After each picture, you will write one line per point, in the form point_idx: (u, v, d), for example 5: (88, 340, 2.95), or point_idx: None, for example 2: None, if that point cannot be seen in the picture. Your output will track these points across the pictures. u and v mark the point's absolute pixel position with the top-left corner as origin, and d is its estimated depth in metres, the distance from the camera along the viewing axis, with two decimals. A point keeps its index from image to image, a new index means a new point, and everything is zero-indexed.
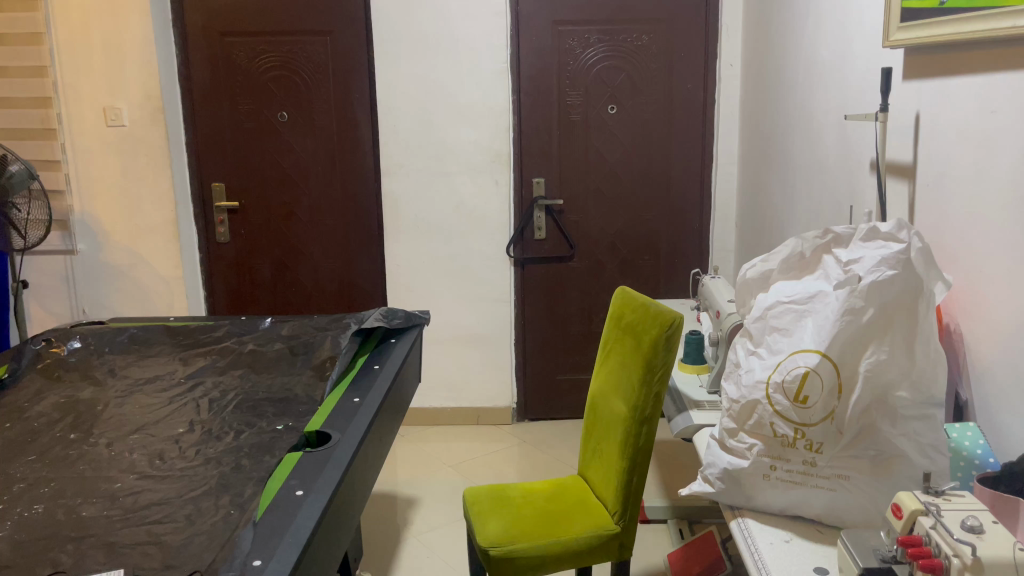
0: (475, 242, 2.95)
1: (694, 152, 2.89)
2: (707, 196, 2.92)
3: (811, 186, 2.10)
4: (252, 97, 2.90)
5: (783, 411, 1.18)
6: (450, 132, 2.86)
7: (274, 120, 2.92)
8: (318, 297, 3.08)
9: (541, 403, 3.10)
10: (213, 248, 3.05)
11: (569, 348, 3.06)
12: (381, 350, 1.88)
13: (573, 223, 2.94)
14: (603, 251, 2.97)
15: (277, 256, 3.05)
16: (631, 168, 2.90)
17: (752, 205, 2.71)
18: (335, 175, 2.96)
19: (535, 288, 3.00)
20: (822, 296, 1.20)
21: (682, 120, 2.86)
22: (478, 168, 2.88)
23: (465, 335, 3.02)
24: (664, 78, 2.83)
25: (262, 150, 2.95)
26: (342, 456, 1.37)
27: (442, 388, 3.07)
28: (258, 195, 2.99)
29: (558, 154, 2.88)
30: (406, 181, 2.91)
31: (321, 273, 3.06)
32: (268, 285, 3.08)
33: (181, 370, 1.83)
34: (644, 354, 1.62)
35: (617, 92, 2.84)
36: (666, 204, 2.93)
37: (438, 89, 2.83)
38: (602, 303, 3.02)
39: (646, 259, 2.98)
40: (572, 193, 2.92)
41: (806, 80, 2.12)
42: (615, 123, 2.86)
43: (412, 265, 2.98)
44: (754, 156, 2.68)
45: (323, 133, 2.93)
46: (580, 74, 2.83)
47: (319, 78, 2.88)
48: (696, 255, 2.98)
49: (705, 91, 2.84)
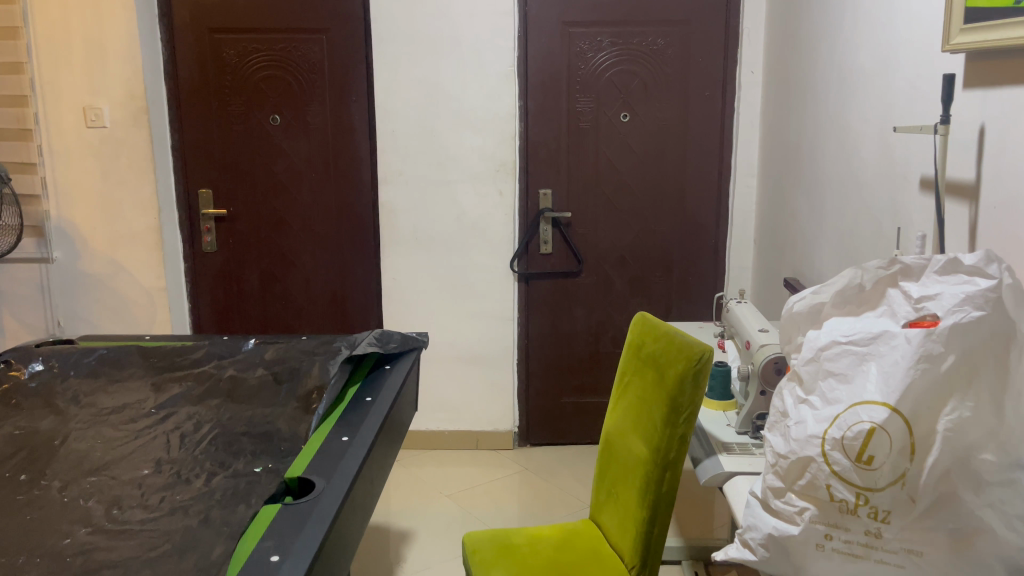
0: (477, 256, 2.77)
1: (711, 163, 2.72)
2: (724, 210, 2.75)
3: (847, 203, 1.92)
4: (243, 99, 2.73)
5: (844, 472, 1.01)
6: (452, 138, 2.69)
7: (266, 124, 2.75)
8: (310, 311, 2.91)
9: (544, 427, 2.92)
10: (199, 258, 2.87)
11: (575, 369, 2.88)
12: (374, 378, 1.71)
13: (581, 236, 2.77)
14: (613, 268, 2.80)
15: (268, 267, 2.87)
16: (644, 180, 2.73)
17: (773, 221, 2.54)
18: (329, 182, 2.79)
19: (540, 305, 2.83)
20: (887, 336, 1.03)
21: (699, 129, 2.69)
22: (481, 176, 2.71)
23: (465, 354, 2.84)
24: (680, 85, 2.66)
25: (253, 155, 2.78)
26: (327, 510, 1.20)
27: (439, 409, 2.89)
28: (248, 202, 2.82)
29: (567, 163, 2.72)
30: (405, 190, 2.74)
31: (313, 285, 2.88)
32: (257, 299, 2.90)
33: (153, 399, 1.65)
34: (669, 391, 1.46)
35: (631, 99, 2.67)
36: (680, 218, 2.76)
37: (440, 93, 2.66)
38: (611, 322, 2.84)
39: (659, 276, 2.80)
40: (581, 205, 2.75)
41: (841, 88, 1.96)
42: (628, 131, 2.70)
43: (409, 279, 2.81)
44: (777, 169, 2.51)
45: (317, 138, 2.76)
46: (590, 79, 2.66)
47: (314, 79, 2.71)
48: (712, 273, 2.80)
49: (723, 100, 2.67)
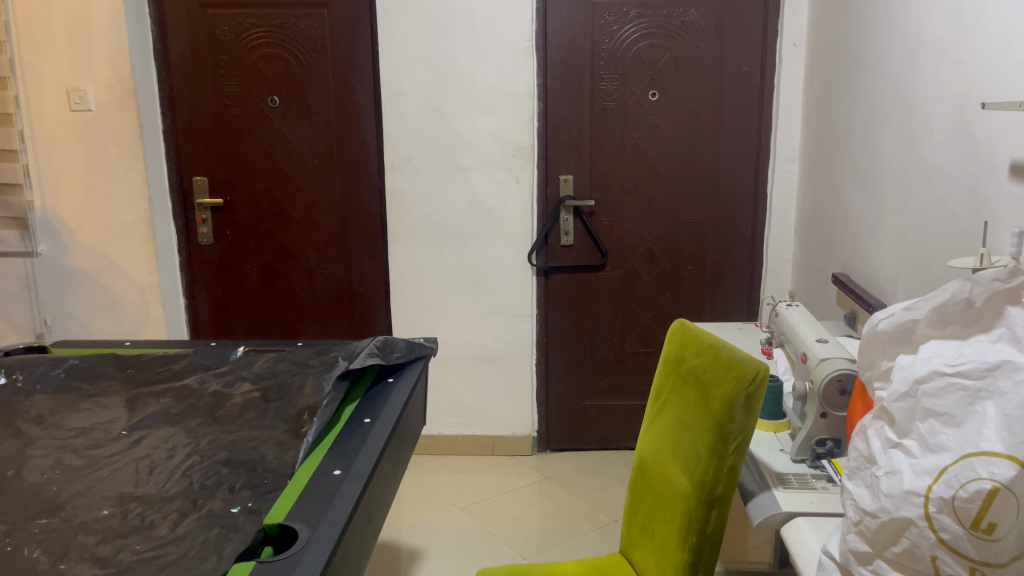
0: (492, 248, 2.56)
1: (748, 147, 2.49)
2: (762, 197, 2.52)
3: (913, 191, 1.69)
4: (239, 79, 2.53)
5: (954, 542, 0.80)
6: (464, 120, 2.48)
7: (264, 106, 2.55)
8: (314, 308, 2.71)
9: (565, 431, 2.72)
10: (195, 252, 2.68)
11: (598, 370, 2.66)
12: (375, 395, 1.51)
13: (605, 227, 2.55)
14: (640, 261, 2.58)
15: (268, 261, 2.68)
16: (674, 165, 2.50)
17: (818, 210, 2.31)
18: (333, 170, 2.59)
19: (560, 301, 2.62)
20: (1008, 368, 0.81)
21: (735, 108, 2.46)
22: (497, 162, 2.49)
23: (480, 354, 2.64)
24: (714, 60, 2.43)
25: (251, 140, 2.58)
26: (309, 570, 1.00)
27: (453, 413, 2.70)
28: (246, 191, 2.62)
29: (590, 147, 2.49)
30: (414, 177, 2.53)
31: (317, 280, 2.69)
32: (257, 295, 2.71)
33: (125, 419, 1.46)
34: (714, 416, 1.25)
35: (660, 76, 2.44)
36: (714, 207, 2.53)
37: (451, 71, 2.44)
38: (637, 319, 2.62)
39: (689, 269, 2.58)
40: (605, 193, 2.53)
41: (906, 61, 1.72)
42: (658, 111, 2.47)
43: (419, 274, 2.60)
44: (822, 153, 2.28)
45: (319, 121, 2.55)
46: (616, 54, 2.43)
47: (315, 57, 2.51)
48: (748, 265, 2.57)
49: (761, 76, 2.43)
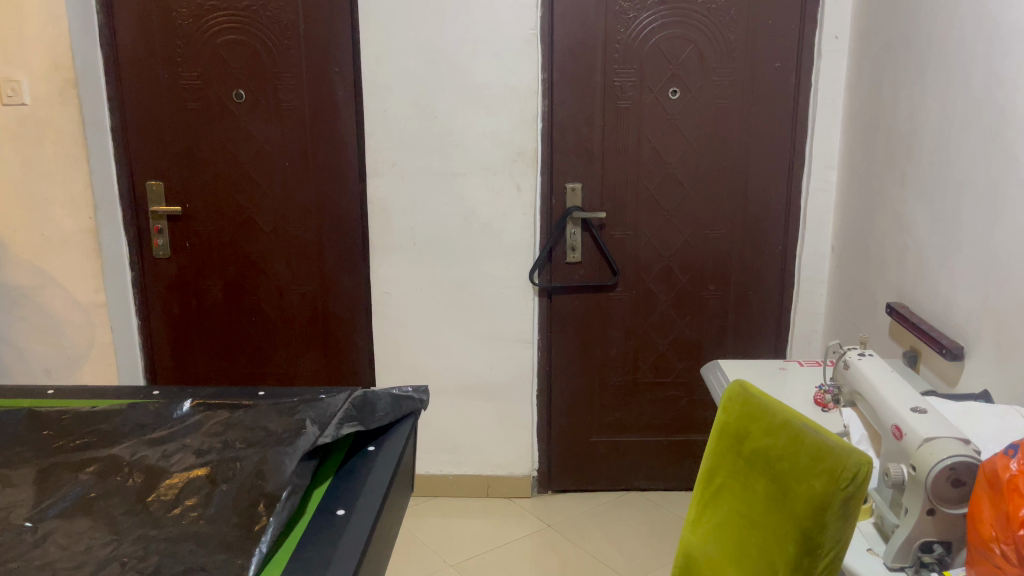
0: (489, 266, 2.26)
1: (779, 153, 2.19)
2: (794, 210, 2.22)
3: (1007, 213, 1.40)
4: (200, 70, 2.21)
5: None
6: (458, 120, 2.16)
7: (228, 101, 2.23)
8: (285, 330, 2.40)
9: (569, 471, 2.42)
10: (149, 266, 2.36)
11: (608, 403, 2.36)
12: (352, 474, 1.20)
13: (617, 242, 2.25)
14: (656, 280, 2.28)
15: (234, 277, 2.36)
16: (696, 172, 2.20)
17: (864, 227, 2.01)
18: (307, 174, 2.27)
19: (565, 325, 2.31)
20: None
21: (767, 109, 2.16)
22: (495, 167, 2.18)
23: (474, 384, 2.34)
24: (743, 53, 2.13)
25: (213, 140, 2.26)
26: None
27: (443, 450, 2.39)
28: (208, 198, 2.30)
29: (601, 151, 2.19)
30: (399, 183, 2.21)
31: (289, 298, 2.37)
32: (221, 315, 2.39)
33: (30, 503, 1.13)
34: (797, 521, 0.95)
35: (682, 71, 2.14)
36: (739, 220, 2.23)
37: (443, 62, 2.13)
38: (652, 345, 2.32)
39: (712, 290, 2.28)
40: (618, 203, 2.22)
41: (997, 56, 1.43)
42: (679, 111, 2.17)
43: (405, 293, 2.29)
44: (869, 162, 1.98)
45: (292, 119, 2.24)
46: (632, 45, 2.12)
47: (287, 45, 2.19)
48: (777, 286, 2.28)
49: (797, 72, 2.14)
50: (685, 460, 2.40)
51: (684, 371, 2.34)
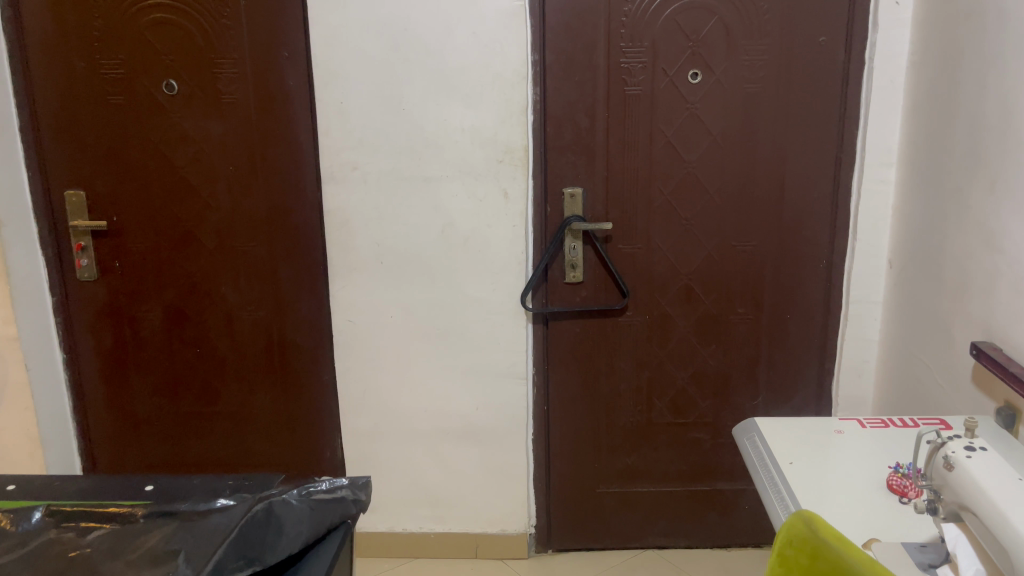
0: (472, 287, 1.88)
1: (824, 148, 1.79)
2: (842, 216, 1.82)
3: None
4: (123, 56, 1.83)
5: None
6: (430, 113, 1.78)
7: (158, 93, 1.85)
8: (236, 363, 2.03)
9: (572, 527, 2.05)
10: (74, 291, 1.99)
11: (617, 448, 1.99)
12: None
13: (626, 258, 1.86)
14: (674, 303, 1.89)
15: (174, 302, 1.99)
16: (722, 173, 1.81)
17: (937, 240, 1.61)
18: (255, 179, 1.89)
19: (565, 357, 1.93)
20: None
21: (809, 94, 1.76)
22: (477, 170, 1.80)
23: (458, 428, 1.97)
24: (780, 25, 1.72)
25: (142, 140, 1.88)
26: None
27: (423, 504, 2.03)
28: (139, 209, 1.93)
29: (606, 148, 1.80)
30: (363, 190, 1.84)
31: (238, 327, 2.00)
32: (160, 346, 2.03)
33: None
34: None
35: (704, 48, 1.74)
36: (774, 230, 1.84)
37: (410, 43, 1.74)
38: (669, 380, 1.94)
39: (742, 313, 1.89)
40: (627, 211, 1.83)
41: None
42: (700, 98, 1.77)
43: (372, 321, 1.92)
44: (945, 160, 1.58)
45: (234, 113, 1.85)
46: (642, 18, 1.72)
47: (224, 25, 1.79)
48: (821, 309, 1.88)
49: (847, 48, 1.73)
50: (709, 513, 2.03)
51: (707, 410, 1.96)
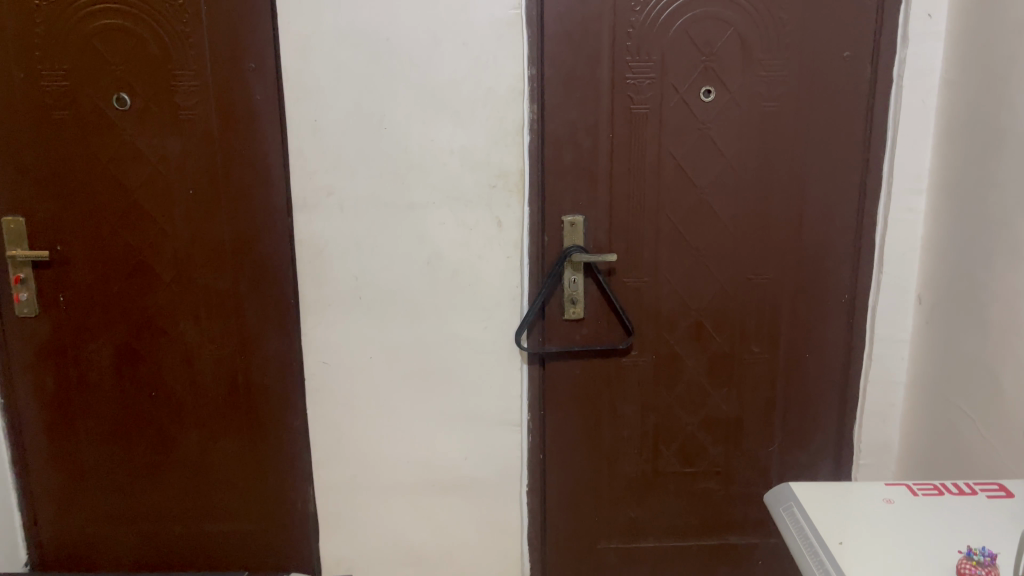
0: (461, 325, 1.69)
1: (848, 173, 1.63)
2: (867, 247, 1.67)
3: None
4: (67, 66, 1.61)
5: None
6: (415, 133, 1.60)
7: (107, 108, 1.64)
8: (195, 409, 1.80)
9: None
10: (12, 329, 1.76)
11: (619, 500, 1.81)
12: None
13: (631, 293, 1.69)
14: (683, 341, 1.72)
15: (125, 341, 1.77)
16: (737, 199, 1.65)
17: (988, 278, 1.46)
18: (217, 204, 1.68)
19: (563, 402, 1.74)
20: None
21: (833, 114, 1.60)
22: (467, 196, 1.62)
23: (444, 480, 1.79)
24: (802, 37, 1.56)
25: (88, 160, 1.66)
26: None
27: (406, 563, 1.85)
28: (86, 237, 1.70)
29: (610, 173, 1.63)
30: (339, 219, 1.65)
31: (198, 368, 1.78)
32: (109, 390, 1.80)
33: None
34: None
35: (718, 63, 1.58)
36: (793, 261, 1.68)
37: (393, 55, 1.56)
38: (677, 426, 1.77)
39: (757, 352, 1.73)
40: (633, 242, 1.66)
41: None
42: (714, 118, 1.60)
43: (350, 363, 1.73)
44: (998, 190, 1.43)
45: (194, 131, 1.64)
46: (651, 30, 1.55)
47: (182, 32, 1.59)
48: (843, 348, 1.72)
49: (874, 64, 1.58)
50: (720, 569, 1.85)
51: (718, 458, 1.79)
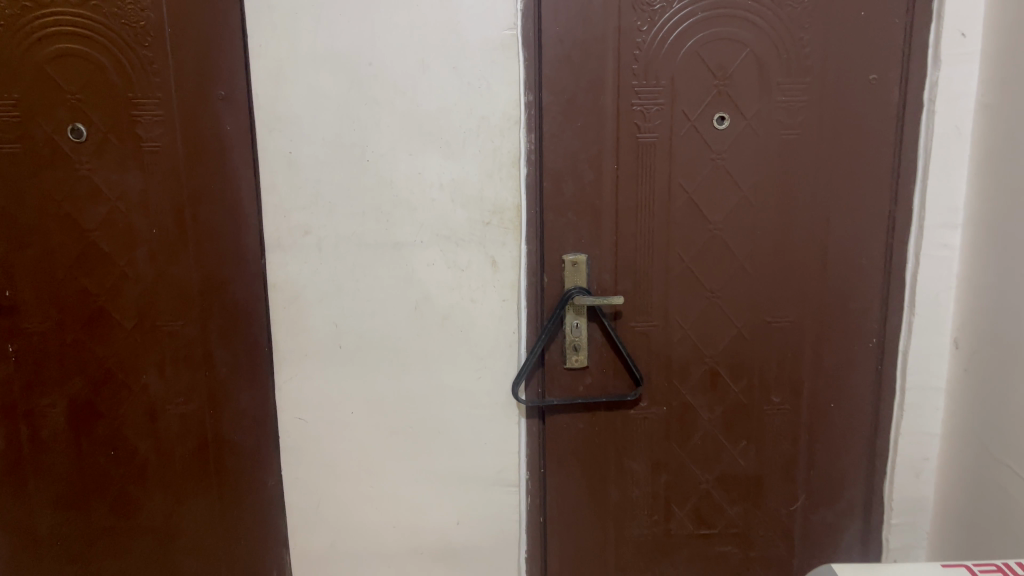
0: (453, 376, 1.54)
1: (876, 206, 1.49)
2: (897, 287, 1.52)
3: None
4: (18, 94, 1.45)
5: None
6: (400, 165, 1.45)
7: (62, 141, 1.47)
8: (160, 470, 1.63)
9: None
10: None
11: (628, 566, 1.64)
12: None
13: (638, 338, 1.54)
14: (697, 392, 1.57)
15: (83, 396, 1.59)
16: (754, 236, 1.50)
17: None
18: (183, 245, 1.52)
19: (565, 459, 1.58)
20: None
21: (858, 142, 1.47)
22: (459, 234, 1.48)
23: (435, 546, 1.62)
24: (824, 59, 1.43)
25: (41, 196, 1.49)
26: None
27: None
28: (36, 282, 1.53)
29: (615, 207, 1.48)
30: (317, 261, 1.50)
31: (163, 425, 1.61)
32: (66, 452, 1.61)
33: None
34: None
35: (733, 88, 1.44)
36: (817, 303, 1.53)
37: (377, 81, 1.42)
38: (690, 484, 1.61)
39: (778, 402, 1.57)
40: (641, 283, 1.51)
41: None
42: (728, 147, 1.47)
43: (330, 419, 1.57)
44: None
45: (158, 165, 1.49)
46: (658, 52, 1.42)
47: (145, 58, 1.44)
48: (871, 397, 1.57)
49: (903, 87, 1.44)
50: None
51: (736, 518, 1.63)
